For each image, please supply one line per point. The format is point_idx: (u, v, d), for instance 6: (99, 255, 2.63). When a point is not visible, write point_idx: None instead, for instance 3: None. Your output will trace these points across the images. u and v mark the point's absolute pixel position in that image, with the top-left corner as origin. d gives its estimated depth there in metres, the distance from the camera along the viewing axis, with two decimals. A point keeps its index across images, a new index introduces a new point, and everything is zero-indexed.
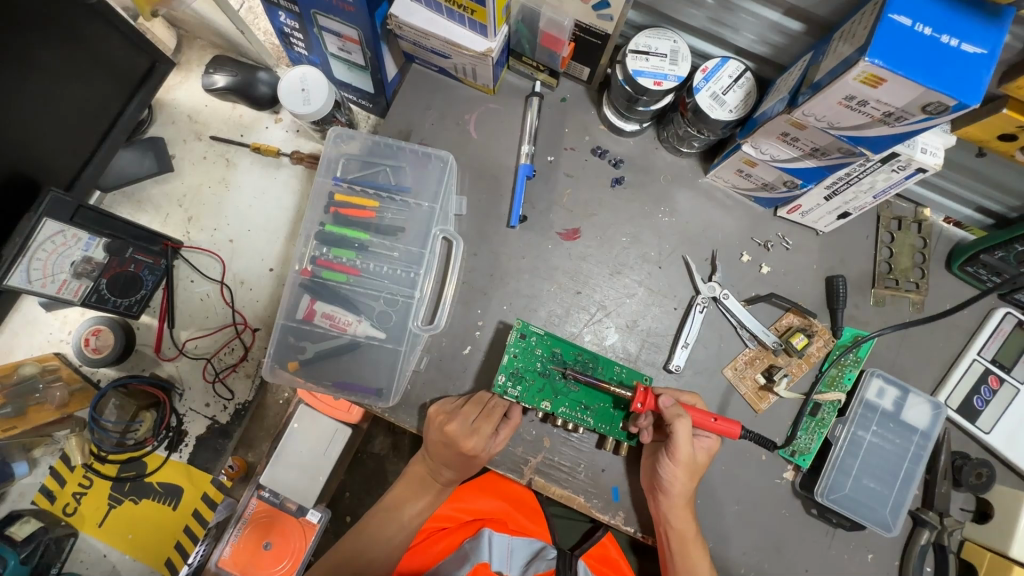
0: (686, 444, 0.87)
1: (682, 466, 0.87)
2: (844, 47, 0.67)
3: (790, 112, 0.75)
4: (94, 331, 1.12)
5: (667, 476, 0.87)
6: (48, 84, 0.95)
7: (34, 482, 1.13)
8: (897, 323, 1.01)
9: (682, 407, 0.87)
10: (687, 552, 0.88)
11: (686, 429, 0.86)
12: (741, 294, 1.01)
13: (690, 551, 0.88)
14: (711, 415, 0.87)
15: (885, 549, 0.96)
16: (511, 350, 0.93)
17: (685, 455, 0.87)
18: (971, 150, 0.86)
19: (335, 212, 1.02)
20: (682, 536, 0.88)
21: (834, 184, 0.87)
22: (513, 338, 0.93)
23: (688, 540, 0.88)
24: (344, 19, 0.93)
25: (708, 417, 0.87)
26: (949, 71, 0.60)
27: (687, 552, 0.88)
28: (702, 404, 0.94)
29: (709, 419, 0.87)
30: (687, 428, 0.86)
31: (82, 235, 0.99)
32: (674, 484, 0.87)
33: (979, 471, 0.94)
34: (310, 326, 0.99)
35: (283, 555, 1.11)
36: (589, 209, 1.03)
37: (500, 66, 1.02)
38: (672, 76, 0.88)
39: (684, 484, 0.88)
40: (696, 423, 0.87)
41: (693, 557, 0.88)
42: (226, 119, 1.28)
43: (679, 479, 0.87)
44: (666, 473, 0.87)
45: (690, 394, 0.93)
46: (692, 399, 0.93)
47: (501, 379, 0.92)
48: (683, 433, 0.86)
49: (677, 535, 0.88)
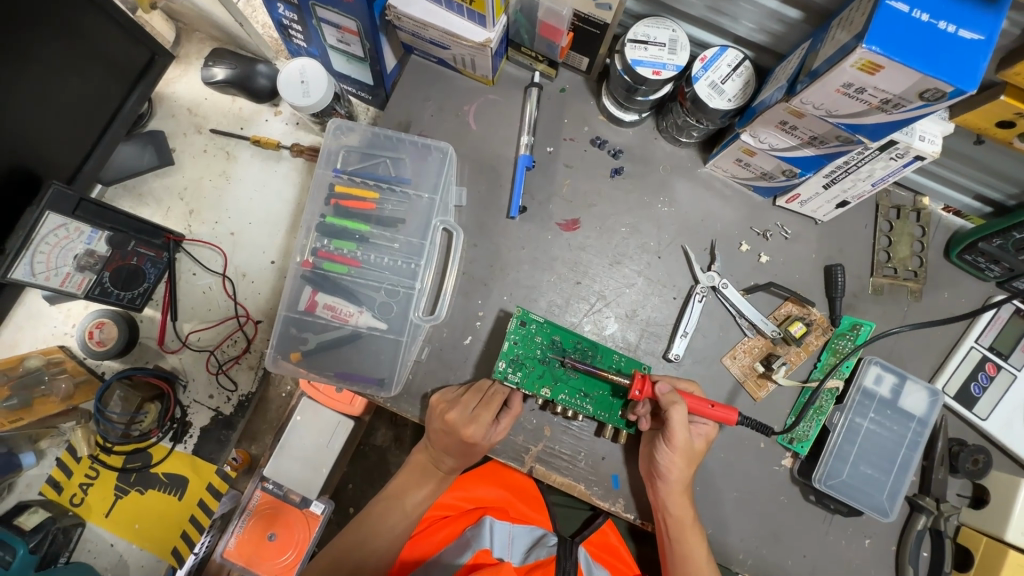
0: (683, 431, 0.87)
1: (680, 452, 0.89)
2: (841, 34, 0.67)
3: (788, 100, 0.75)
4: (98, 324, 1.13)
5: (665, 463, 0.88)
6: (48, 78, 0.95)
7: (40, 474, 1.14)
8: (902, 318, 1.01)
9: (679, 394, 0.88)
10: (684, 539, 0.89)
11: (682, 414, 0.86)
12: (741, 284, 1.02)
13: (687, 538, 0.89)
14: (710, 402, 0.87)
15: (882, 535, 0.97)
16: (511, 337, 0.94)
17: (682, 441, 0.88)
18: (969, 138, 0.86)
19: (335, 204, 1.02)
20: (680, 522, 0.89)
21: (833, 173, 0.87)
22: (513, 326, 0.94)
23: (686, 526, 0.89)
24: (343, 10, 0.93)
25: (706, 404, 0.87)
26: (947, 57, 0.60)
27: (683, 538, 0.89)
28: (700, 391, 0.94)
29: (707, 405, 0.87)
30: (683, 413, 0.86)
31: (84, 228, 1.00)
32: (672, 471, 0.88)
33: (975, 458, 0.95)
34: (312, 318, 1.00)
35: (287, 546, 1.13)
36: (588, 200, 1.04)
37: (500, 57, 1.02)
38: (671, 65, 0.88)
39: (682, 470, 0.89)
40: (694, 409, 0.87)
41: (689, 543, 0.89)
42: (226, 112, 1.28)
43: (677, 465, 0.88)
44: (664, 460, 0.88)
45: (688, 381, 0.94)
46: (690, 386, 0.93)
47: (501, 366, 0.93)
48: (680, 419, 0.86)
49: (676, 522, 0.89)
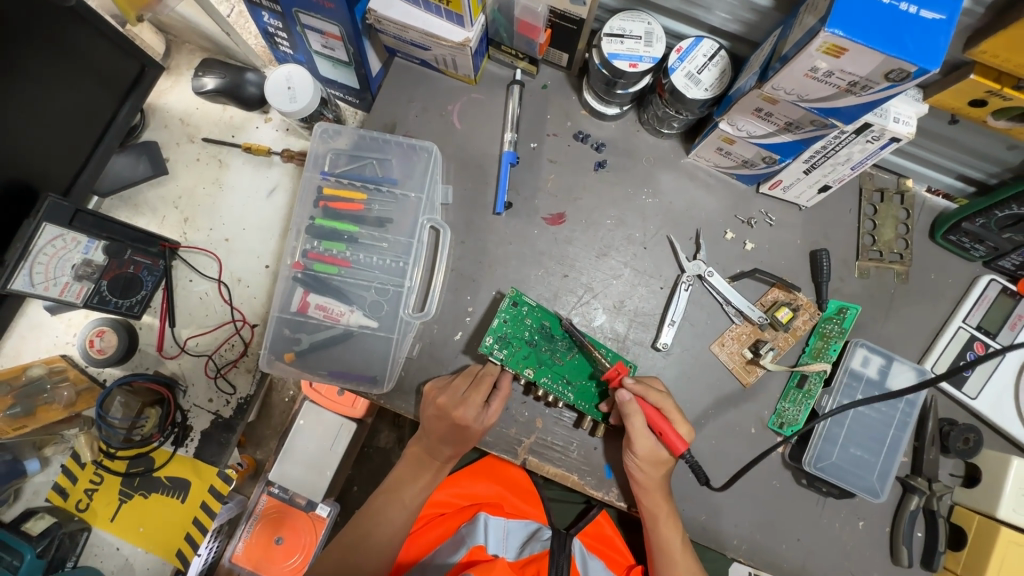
0: (643, 439, 0.89)
1: (645, 457, 0.90)
2: (808, 18, 0.68)
3: (761, 87, 0.76)
4: (99, 332, 1.16)
5: (632, 465, 0.91)
6: (38, 94, 0.98)
7: (47, 480, 1.17)
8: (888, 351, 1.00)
9: (639, 404, 0.88)
10: (659, 530, 0.91)
11: (638, 424, 0.88)
12: (725, 272, 1.03)
13: (663, 528, 0.91)
14: (665, 425, 0.87)
15: (876, 517, 0.97)
16: (502, 316, 0.95)
17: (645, 448, 0.89)
18: (944, 118, 0.87)
19: (324, 206, 1.05)
20: (655, 514, 0.91)
21: (812, 158, 0.88)
22: (504, 306, 0.96)
23: (660, 517, 0.91)
24: (325, 16, 0.95)
25: (662, 426, 0.87)
26: (909, 37, 0.61)
27: (660, 529, 0.91)
28: (674, 405, 0.92)
29: (663, 428, 0.87)
30: (638, 424, 0.88)
31: (81, 238, 1.02)
32: (639, 471, 0.90)
33: (966, 437, 0.96)
34: (305, 318, 1.02)
35: (294, 550, 1.20)
36: (574, 193, 1.05)
37: (481, 56, 1.03)
38: (647, 58, 0.90)
39: (648, 472, 0.90)
40: (654, 422, 0.87)
41: (665, 534, 0.91)
42: (217, 121, 1.30)
43: (643, 468, 0.90)
44: (630, 462, 0.91)
45: (660, 393, 0.92)
46: (660, 399, 0.91)
47: (488, 341, 0.94)
48: (637, 427, 0.88)
49: (649, 514, 0.91)
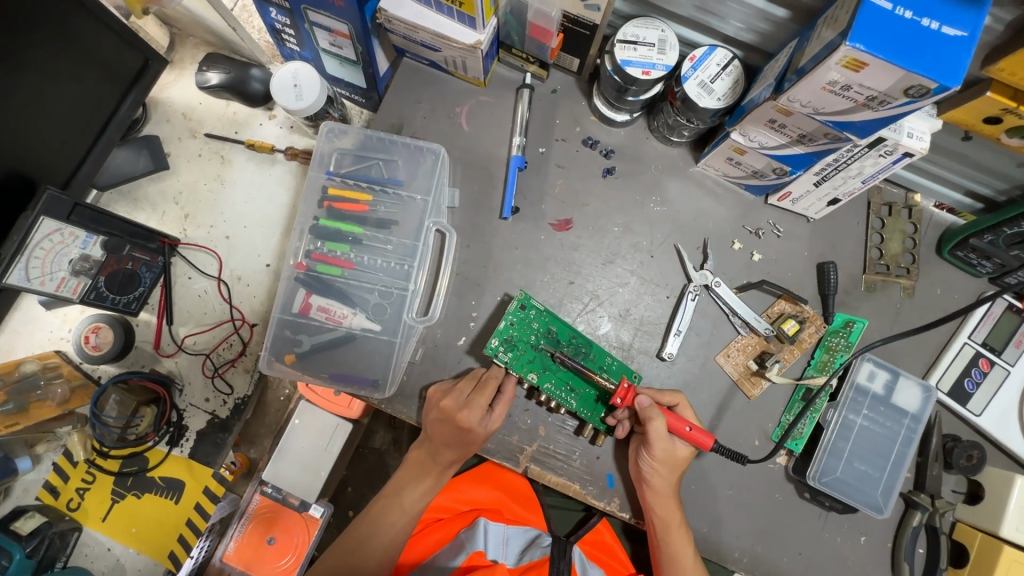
0: (663, 442, 0.89)
1: (663, 460, 0.90)
2: (827, 32, 0.68)
3: (776, 99, 0.76)
4: (94, 329, 1.13)
5: (647, 469, 0.90)
6: (41, 85, 0.96)
7: (37, 479, 1.14)
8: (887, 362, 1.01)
9: (662, 409, 0.89)
10: (669, 540, 0.90)
11: (661, 427, 0.88)
12: (732, 282, 1.02)
13: (673, 538, 0.90)
14: (688, 424, 0.88)
15: (878, 532, 0.97)
16: (510, 318, 0.95)
17: (663, 452, 0.89)
18: (957, 134, 0.87)
19: (328, 207, 1.03)
20: (665, 523, 0.89)
21: (823, 170, 0.87)
22: (513, 308, 0.95)
23: (671, 526, 0.90)
24: (335, 14, 0.93)
25: (684, 426, 0.88)
26: (930, 52, 0.61)
27: (670, 537, 0.90)
28: (687, 404, 0.94)
29: (685, 427, 0.88)
30: (662, 427, 0.88)
31: (79, 233, 1.00)
32: (656, 477, 0.89)
33: (970, 454, 0.95)
34: (307, 319, 1.01)
35: (286, 550, 1.15)
36: (580, 199, 1.04)
37: (490, 59, 1.02)
38: (660, 65, 0.89)
39: (665, 476, 0.90)
40: (672, 428, 0.89)
41: (675, 543, 0.90)
42: (221, 117, 1.29)
43: (660, 472, 0.90)
44: (646, 467, 0.90)
45: (671, 393, 0.94)
46: (674, 399, 0.93)
47: (494, 342, 0.93)
48: (657, 432, 0.88)
49: (659, 525, 0.90)
